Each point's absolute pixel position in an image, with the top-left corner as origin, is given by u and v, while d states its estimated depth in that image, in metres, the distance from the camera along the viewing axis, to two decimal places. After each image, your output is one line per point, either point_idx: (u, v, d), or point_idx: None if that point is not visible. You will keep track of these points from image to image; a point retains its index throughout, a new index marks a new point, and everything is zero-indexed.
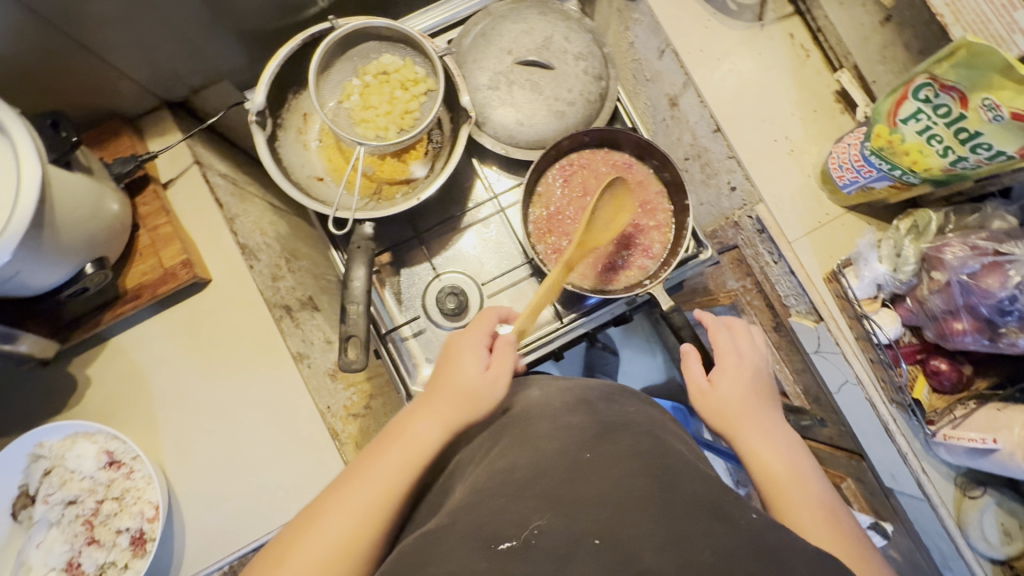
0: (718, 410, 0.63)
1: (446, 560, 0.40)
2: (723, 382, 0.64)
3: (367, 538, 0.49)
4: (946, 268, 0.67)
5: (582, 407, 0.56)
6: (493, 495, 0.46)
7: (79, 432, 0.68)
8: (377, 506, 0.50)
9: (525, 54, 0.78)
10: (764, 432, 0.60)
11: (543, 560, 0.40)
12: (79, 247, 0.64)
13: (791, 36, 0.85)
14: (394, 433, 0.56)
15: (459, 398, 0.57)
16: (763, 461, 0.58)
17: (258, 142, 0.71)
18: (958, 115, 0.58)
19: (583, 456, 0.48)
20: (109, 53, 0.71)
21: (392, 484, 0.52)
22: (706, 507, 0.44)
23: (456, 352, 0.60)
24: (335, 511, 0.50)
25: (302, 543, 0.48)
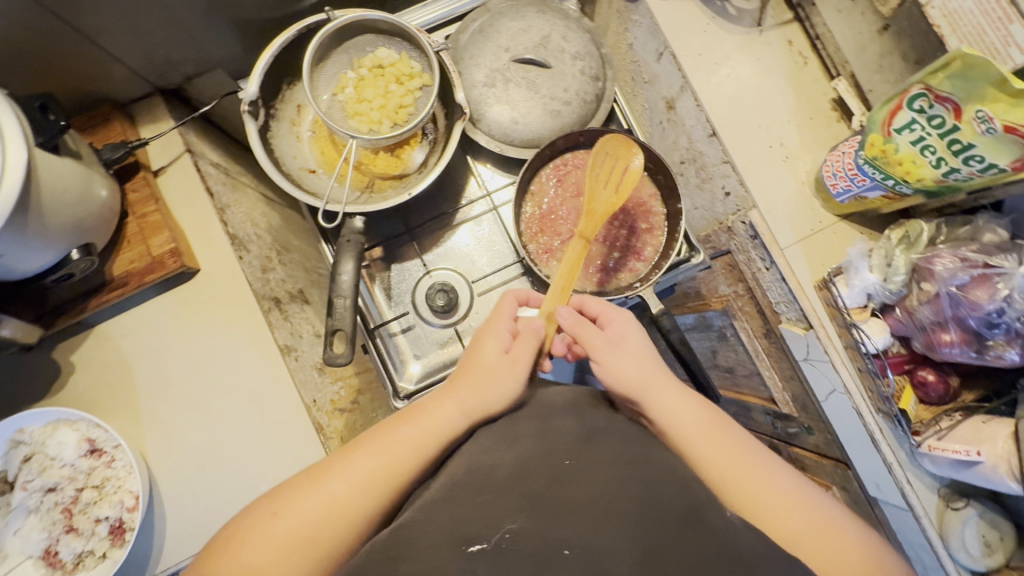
0: (631, 390, 0.58)
1: (420, 559, 0.40)
2: (620, 354, 0.60)
3: (363, 508, 0.50)
4: (935, 279, 0.67)
5: (572, 411, 0.56)
6: (471, 492, 0.46)
7: (61, 419, 0.68)
8: (377, 479, 0.51)
9: (522, 53, 0.77)
10: (678, 406, 0.57)
11: (518, 563, 0.40)
12: (65, 232, 0.63)
13: (790, 43, 0.84)
14: (411, 413, 0.56)
15: (480, 384, 0.57)
16: (699, 446, 0.54)
17: (249, 132, 0.70)
18: (952, 126, 0.58)
19: (564, 462, 0.47)
20: (102, 38, 0.70)
21: (397, 461, 0.52)
22: (682, 514, 0.43)
23: (484, 340, 0.61)
24: (338, 474, 0.51)
25: (299, 499, 0.49)
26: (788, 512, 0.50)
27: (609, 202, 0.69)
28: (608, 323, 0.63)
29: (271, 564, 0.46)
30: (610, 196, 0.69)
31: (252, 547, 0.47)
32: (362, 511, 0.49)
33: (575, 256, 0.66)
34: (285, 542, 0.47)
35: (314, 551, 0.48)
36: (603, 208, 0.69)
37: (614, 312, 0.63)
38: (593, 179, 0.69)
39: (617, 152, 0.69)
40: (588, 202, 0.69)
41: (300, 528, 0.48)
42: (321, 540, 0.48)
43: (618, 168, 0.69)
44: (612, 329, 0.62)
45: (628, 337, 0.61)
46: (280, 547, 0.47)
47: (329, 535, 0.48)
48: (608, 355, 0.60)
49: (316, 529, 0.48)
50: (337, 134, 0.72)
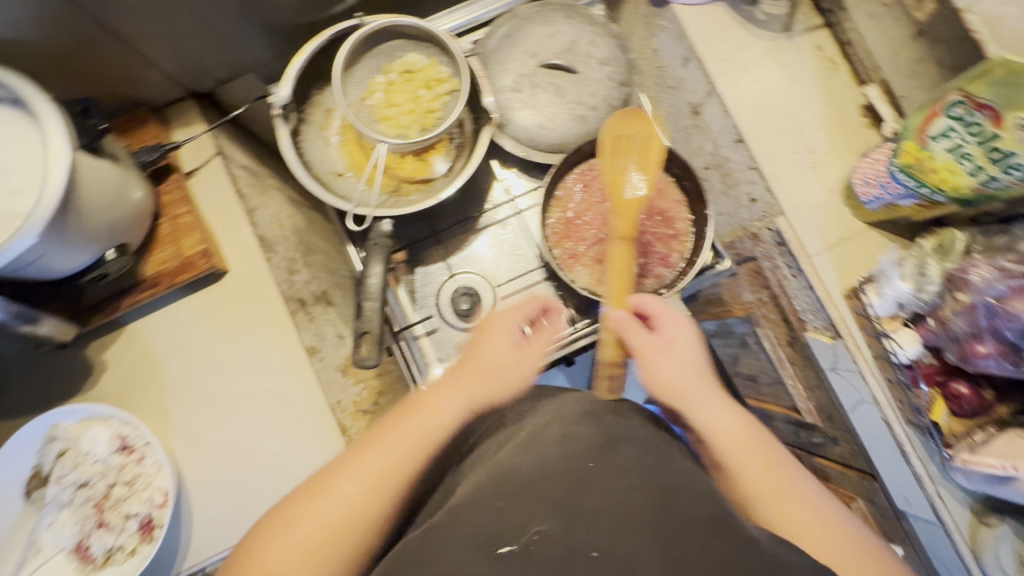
0: (670, 392, 0.61)
1: (446, 562, 0.40)
2: (666, 358, 0.62)
3: (379, 504, 0.51)
4: (971, 289, 0.65)
5: (590, 416, 0.55)
6: (494, 495, 0.45)
7: (94, 416, 0.69)
8: (389, 472, 0.52)
9: (550, 58, 0.78)
10: (715, 411, 0.59)
11: (545, 565, 0.40)
12: (102, 232, 0.65)
13: (819, 48, 0.84)
14: (415, 406, 0.57)
15: (480, 374, 0.60)
16: (729, 449, 0.57)
17: (280, 136, 0.72)
18: (991, 134, 0.57)
19: (587, 464, 0.47)
20: (140, 43, 0.72)
21: (406, 453, 0.53)
22: (711, 523, 0.43)
23: (487, 334, 0.64)
24: (351, 472, 0.51)
25: (317, 500, 0.50)
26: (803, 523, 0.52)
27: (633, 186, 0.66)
28: (660, 327, 0.64)
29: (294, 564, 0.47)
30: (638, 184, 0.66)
31: (276, 549, 0.48)
32: (378, 506, 0.50)
33: (622, 254, 0.63)
34: (306, 542, 0.48)
35: (335, 549, 0.48)
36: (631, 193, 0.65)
37: (668, 316, 0.64)
38: (610, 169, 0.67)
39: (625, 126, 0.69)
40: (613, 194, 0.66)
41: (320, 528, 0.49)
42: (342, 538, 0.49)
43: (634, 141, 0.69)
44: (664, 333, 0.63)
45: (677, 342, 0.63)
46: (299, 550, 0.48)
47: (349, 532, 0.49)
48: (654, 358, 0.61)
49: (336, 528, 0.49)
50: (366, 138, 0.73)
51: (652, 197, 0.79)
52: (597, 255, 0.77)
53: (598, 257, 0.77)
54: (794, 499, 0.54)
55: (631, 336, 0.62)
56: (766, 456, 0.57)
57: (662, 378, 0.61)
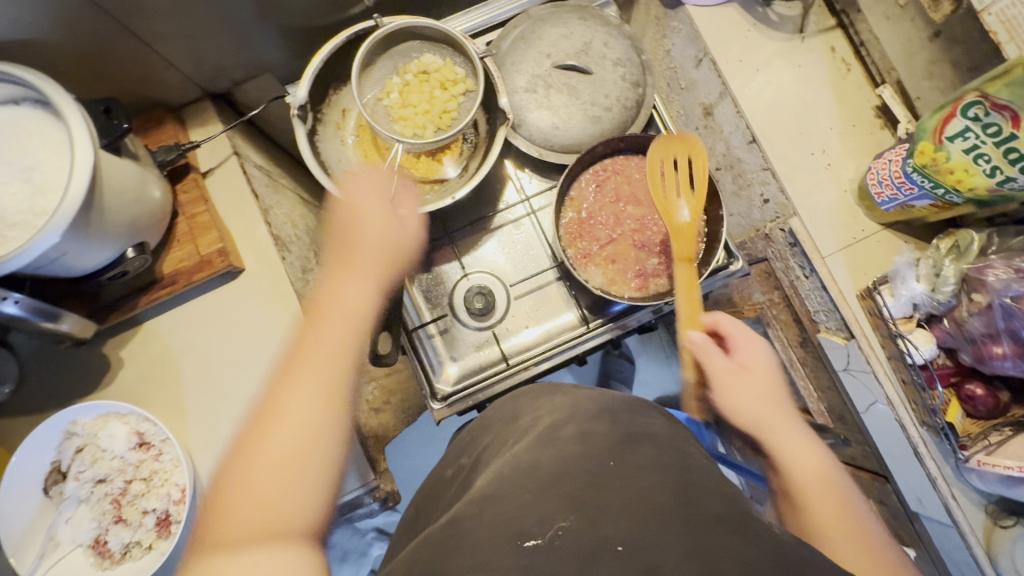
0: (747, 415, 0.62)
1: (475, 551, 0.41)
2: (744, 382, 0.63)
3: (326, 394, 0.51)
4: (988, 289, 0.65)
5: (607, 416, 0.55)
6: (517, 490, 0.46)
7: (111, 413, 0.70)
8: (318, 363, 0.52)
9: (564, 59, 0.78)
10: (792, 437, 0.61)
11: (570, 560, 0.41)
12: (123, 230, 0.66)
13: (832, 49, 0.84)
14: (323, 306, 0.56)
15: (381, 252, 0.61)
16: (803, 473, 0.59)
17: (298, 136, 0.72)
18: (1009, 134, 0.57)
19: (608, 463, 0.47)
20: (160, 43, 0.72)
21: (331, 344, 0.53)
22: (734, 523, 0.44)
23: (365, 219, 0.63)
24: (284, 390, 0.50)
25: (262, 421, 0.49)
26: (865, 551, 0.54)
27: (685, 213, 0.70)
28: (736, 349, 0.66)
29: (272, 481, 0.46)
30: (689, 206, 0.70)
31: (242, 474, 0.46)
32: (324, 399, 0.50)
33: (686, 279, 0.67)
34: (272, 459, 0.47)
35: (300, 453, 0.48)
36: (686, 221, 0.69)
37: (747, 338, 0.66)
38: (664, 196, 0.69)
39: (671, 152, 0.71)
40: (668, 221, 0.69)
41: (276, 442, 0.48)
42: (304, 442, 0.48)
43: (680, 167, 0.71)
44: (741, 355, 0.65)
45: (753, 367, 0.65)
46: (275, 467, 0.47)
47: (308, 436, 0.49)
48: (732, 381, 0.63)
49: (292, 439, 0.48)
50: (382, 138, 0.73)
51: None
52: (610, 255, 0.77)
53: (611, 257, 0.77)
54: (855, 523, 0.57)
55: (709, 359, 0.64)
56: (831, 482, 0.59)
57: (739, 401, 0.63)
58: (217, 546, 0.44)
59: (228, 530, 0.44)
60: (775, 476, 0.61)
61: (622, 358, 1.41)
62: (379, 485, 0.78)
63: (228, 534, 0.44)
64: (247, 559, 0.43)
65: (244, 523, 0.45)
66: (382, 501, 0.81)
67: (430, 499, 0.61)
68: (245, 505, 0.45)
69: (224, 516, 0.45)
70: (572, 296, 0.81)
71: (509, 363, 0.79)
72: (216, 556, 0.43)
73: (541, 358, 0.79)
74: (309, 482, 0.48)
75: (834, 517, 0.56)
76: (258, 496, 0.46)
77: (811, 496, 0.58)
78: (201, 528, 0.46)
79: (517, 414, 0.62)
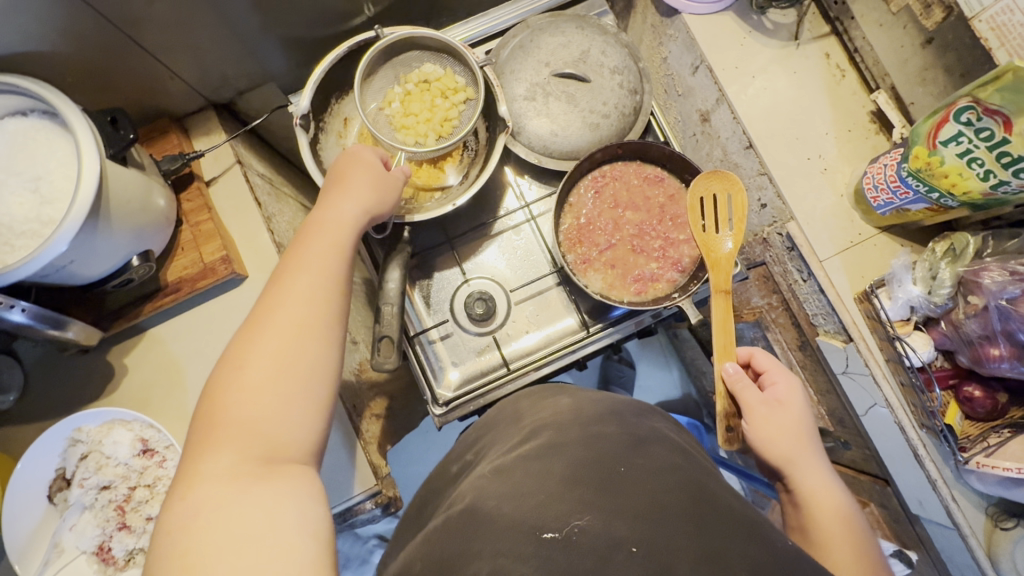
0: (775, 449, 0.65)
1: (497, 538, 0.43)
2: (775, 415, 0.66)
3: (313, 323, 0.50)
4: (983, 292, 0.66)
5: (613, 418, 0.57)
6: (534, 489, 0.47)
7: (115, 420, 0.70)
8: (303, 291, 0.51)
9: (562, 67, 0.79)
10: (816, 470, 0.64)
11: (586, 556, 0.41)
12: (129, 239, 0.67)
13: (827, 55, 0.85)
14: (308, 239, 0.56)
15: (364, 191, 0.61)
16: (819, 498, 0.61)
17: (300, 144, 0.72)
18: (1001, 139, 0.58)
19: (618, 469, 0.48)
20: (164, 53, 0.74)
21: (318, 275, 0.53)
22: (746, 524, 0.45)
23: (351, 165, 0.63)
24: (269, 318, 0.49)
25: (249, 347, 0.48)
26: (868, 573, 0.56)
27: (725, 247, 0.72)
28: (770, 384, 0.69)
29: (262, 406, 0.46)
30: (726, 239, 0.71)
31: (231, 400, 0.46)
32: (311, 328, 0.50)
33: (722, 310, 0.70)
34: (260, 383, 0.47)
35: (288, 378, 0.47)
36: (724, 255, 0.71)
37: (781, 373, 0.69)
38: (704, 230, 0.71)
39: (714, 188, 0.72)
40: (708, 254, 0.71)
41: (264, 367, 0.47)
42: (291, 369, 0.48)
43: (721, 203, 0.73)
44: (775, 390, 0.68)
45: (788, 402, 0.67)
46: (264, 384, 0.47)
47: (296, 363, 0.48)
48: (765, 412, 0.67)
49: (279, 365, 0.48)
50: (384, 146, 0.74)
51: (664, 203, 0.80)
52: (610, 260, 0.78)
53: (610, 262, 0.78)
54: (860, 546, 0.58)
55: (743, 390, 0.68)
56: (844, 510, 0.61)
57: (769, 433, 0.65)
58: (209, 471, 0.43)
59: (219, 453, 0.44)
60: (794, 505, 0.63)
61: (622, 363, 1.42)
62: (381, 491, 0.79)
63: (221, 458, 0.43)
64: (243, 483, 0.42)
65: (237, 448, 0.44)
66: (383, 506, 0.81)
67: (430, 501, 0.61)
68: (235, 416, 0.45)
69: (215, 442, 0.44)
70: (572, 302, 0.81)
71: (510, 368, 0.80)
72: (210, 480, 0.42)
73: (541, 363, 0.79)
74: (298, 407, 0.47)
75: (842, 540, 0.58)
76: (247, 420, 0.45)
77: (825, 519, 0.60)
78: (189, 455, 0.44)
79: (519, 416, 0.63)
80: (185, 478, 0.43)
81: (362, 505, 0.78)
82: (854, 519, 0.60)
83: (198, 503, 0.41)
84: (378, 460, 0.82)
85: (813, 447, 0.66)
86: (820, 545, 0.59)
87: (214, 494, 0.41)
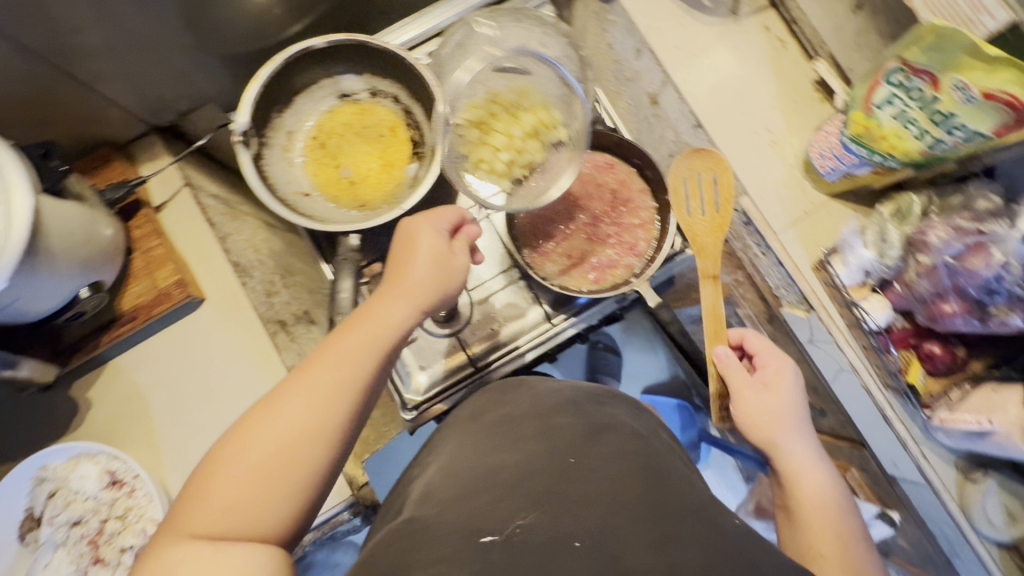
0: (759, 430, 0.65)
1: (433, 547, 0.43)
2: (762, 398, 0.66)
3: (324, 427, 0.50)
4: (931, 250, 0.68)
5: (572, 408, 0.60)
6: (481, 491, 0.49)
7: (81, 454, 0.69)
8: (332, 392, 0.51)
9: (501, 61, 0.79)
10: (803, 451, 0.63)
11: (533, 553, 0.42)
12: (76, 272, 0.66)
13: (767, 28, 0.85)
14: (354, 325, 0.55)
15: (414, 284, 0.57)
16: (800, 478, 0.62)
17: (244, 161, 0.72)
18: (931, 97, 0.58)
19: (569, 460, 0.51)
20: (97, 79, 0.73)
21: (350, 375, 0.52)
22: (697, 513, 0.47)
23: (415, 233, 0.60)
24: (287, 402, 0.50)
25: (259, 425, 0.49)
26: (842, 553, 0.56)
27: (710, 231, 0.73)
28: (760, 367, 0.69)
29: (251, 481, 0.47)
30: (710, 220, 0.73)
31: (226, 471, 0.47)
32: (321, 431, 0.50)
33: (711, 295, 0.71)
34: (256, 467, 0.47)
35: (282, 472, 0.48)
36: (710, 237, 0.73)
37: (774, 357, 0.69)
38: (689, 215, 0.73)
39: (697, 170, 0.73)
40: (693, 238, 0.73)
41: (265, 453, 0.48)
42: (285, 462, 0.48)
43: (705, 183, 0.73)
44: (764, 373, 0.68)
45: (776, 385, 0.67)
46: (261, 464, 0.47)
47: (295, 460, 0.48)
48: (752, 395, 0.67)
49: (279, 455, 0.48)
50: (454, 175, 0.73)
51: (616, 189, 0.80)
52: (566, 250, 0.79)
53: (566, 253, 0.79)
54: (838, 525, 0.58)
55: (733, 375, 0.69)
56: (827, 489, 0.61)
57: (754, 415, 0.66)
58: (189, 529, 0.45)
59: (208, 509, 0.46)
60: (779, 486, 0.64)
61: (608, 351, 1.39)
62: (357, 501, 0.80)
63: (199, 521, 0.45)
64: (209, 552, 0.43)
65: (216, 515, 0.45)
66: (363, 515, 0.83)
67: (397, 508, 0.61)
68: (227, 489, 0.46)
69: (210, 501, 0.46)
70: (534, 295, 0.82)
71: (478, 366, 0.80)
72: (185, 539, 0.44)
73: (510, 357, 0.80)
74: (286, 502, 0.48)
75: (821, 519, 0.59)
76: (232, 496, 0.46)
77: (804, 499, 0.60)
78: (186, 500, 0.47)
79: (483, 412, 0.64)
80: (173, 524, 0.46)
81: (340, 516, 0.80)
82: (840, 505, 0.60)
83: (174, 561, 0.43)
84: (355, 469, 0.82)
85: (802, 429, 0.65)
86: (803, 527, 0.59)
87: (185, 555, 0.43)
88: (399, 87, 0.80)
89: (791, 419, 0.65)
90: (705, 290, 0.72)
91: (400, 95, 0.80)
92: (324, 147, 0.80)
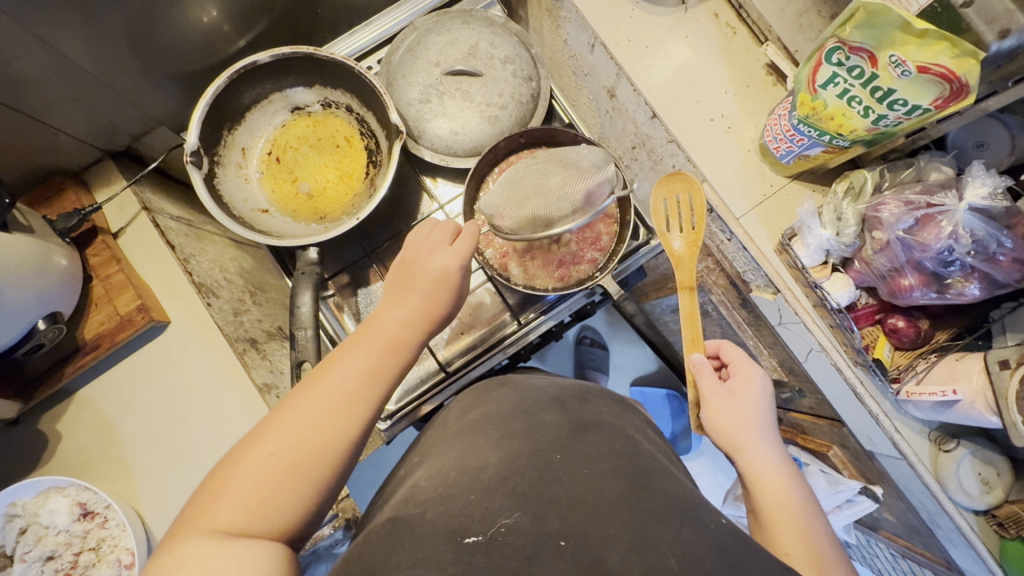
0: (724, 435, 0.61)
1: (413, 548, 0.42)
2: (726, 405, 0.63)
3: (347, 431, 0.48)
4: (884, 226, 0.69)
5: (556, 406, 0.60)
6: (462, 491, 0.48)
7: (51, 488, 0.68)
8: (354, 396, 0.49)
9: (452, 65, 0.79)
10: (766, 455, 0.59)
11: (512, 557, 0.42)
12: (30, 305, 0.65)
13: (716, 15, 0.85)
14: (367, 334, 0.52)
15: (430, 292, 0.55)
16: (763, 484, 0.57)
17: (195, 181, 0.71)
18: (871, 74, 0.58)
19: (553, 457, 0.51)
20: (44, 109, 0.72)
21: (369, 380, 0.50)
22: (672, 504, 0.47)
23: (415, 253, 0.58)
24: (306, 402, 0.47)
25: (281, 423, 0.46)
26: (809, 559, 0.51)
27: (678, 246, 0.71)
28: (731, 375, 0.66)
29: (261, 485, 0.44)
30: (688, 234, 0.71)
31: (246, 468, 0.44)
32: (343, 436, 0.47)
33: (689, 308, 0.69)
34: (276, 468, 0.45)
35: (297, 477, 0.45)
36: (688, 252, 0.71)
37: (745, 366, 0.65)
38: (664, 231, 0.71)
39: (675, 191, 0.71)
40: (671, 255, 0.72)
41: (287, 454, 0.45)
42: (304, 465, 0.45)
43: (683, 205, 0.71)
44: (732, 381, 0.65)
45: (742, 392, 0.63)
46: (271, 471, 0.45)
47: (315, 463, 0.46)
48: (717, 402, 0.63)
49: (300, 457, 0.45)
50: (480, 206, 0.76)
51: None
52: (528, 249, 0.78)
53: (528, 251, 0.78)
54: (806, 534, 0.53)
55: (702, 380, 0.66)
56: (791, 494, 0.56)
57: (719, 419, 0.62)
58: (206, 524, 0.42)
59: (220, 507, 0.43)
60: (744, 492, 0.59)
61: (593, 346, 1.39)
62: (337, 514, 0.79)
63: (219, 514, 0.43)
64: (223, 546, 0.41)
65: (237, 512, 0.43)
66: (346, 528, 0.82)
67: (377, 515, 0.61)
68: (237, 493, 0.44)
69: (223, 501, 0.43)
70: (500, 295, 0.82)
71: (450, 371, 0.80)
72: (202, 535, 0.42)
73: (484, 360, 0.80)
74: (302, 504, 0.45)
75: (786, 525, 0.53)
76: (253, 493, 0.44)
77: (770, 505, 0.55)
78: (199, 495, 0.45)
79: (463, 414, 0.64)
80: (185, 520, 0.43)
81: (320, 531, 0.78)
82: (804, 508, 0.55)
83: (187, 556, 0.40)
84: None
85: (769, 435, 0.61)
86: (768, 530, 0.54)
87: (203, 550, 0.40)
88: (349, 97, 0.79)
89: (757, 425, 0.61)
90: (683, 302, 0.69)
91: (352, 104, 0.79)
92: (280, 162, 0.80)
